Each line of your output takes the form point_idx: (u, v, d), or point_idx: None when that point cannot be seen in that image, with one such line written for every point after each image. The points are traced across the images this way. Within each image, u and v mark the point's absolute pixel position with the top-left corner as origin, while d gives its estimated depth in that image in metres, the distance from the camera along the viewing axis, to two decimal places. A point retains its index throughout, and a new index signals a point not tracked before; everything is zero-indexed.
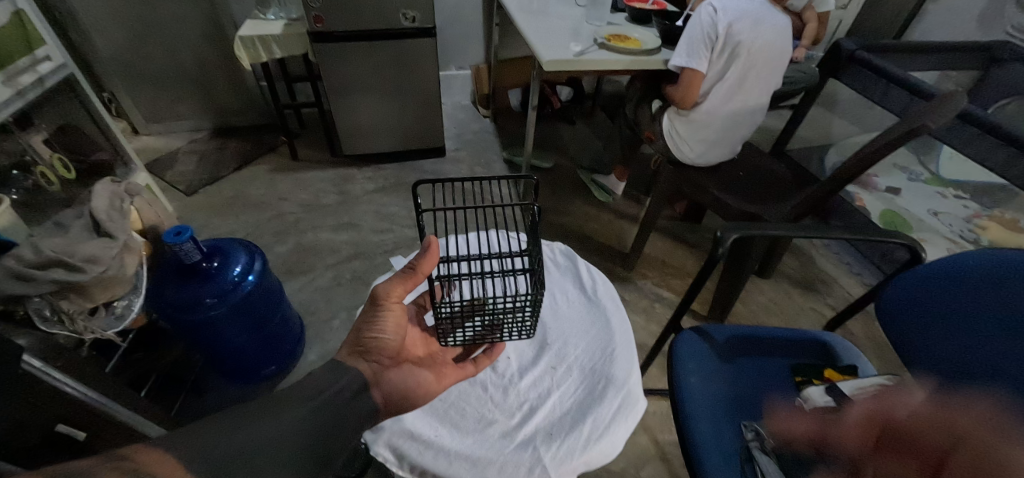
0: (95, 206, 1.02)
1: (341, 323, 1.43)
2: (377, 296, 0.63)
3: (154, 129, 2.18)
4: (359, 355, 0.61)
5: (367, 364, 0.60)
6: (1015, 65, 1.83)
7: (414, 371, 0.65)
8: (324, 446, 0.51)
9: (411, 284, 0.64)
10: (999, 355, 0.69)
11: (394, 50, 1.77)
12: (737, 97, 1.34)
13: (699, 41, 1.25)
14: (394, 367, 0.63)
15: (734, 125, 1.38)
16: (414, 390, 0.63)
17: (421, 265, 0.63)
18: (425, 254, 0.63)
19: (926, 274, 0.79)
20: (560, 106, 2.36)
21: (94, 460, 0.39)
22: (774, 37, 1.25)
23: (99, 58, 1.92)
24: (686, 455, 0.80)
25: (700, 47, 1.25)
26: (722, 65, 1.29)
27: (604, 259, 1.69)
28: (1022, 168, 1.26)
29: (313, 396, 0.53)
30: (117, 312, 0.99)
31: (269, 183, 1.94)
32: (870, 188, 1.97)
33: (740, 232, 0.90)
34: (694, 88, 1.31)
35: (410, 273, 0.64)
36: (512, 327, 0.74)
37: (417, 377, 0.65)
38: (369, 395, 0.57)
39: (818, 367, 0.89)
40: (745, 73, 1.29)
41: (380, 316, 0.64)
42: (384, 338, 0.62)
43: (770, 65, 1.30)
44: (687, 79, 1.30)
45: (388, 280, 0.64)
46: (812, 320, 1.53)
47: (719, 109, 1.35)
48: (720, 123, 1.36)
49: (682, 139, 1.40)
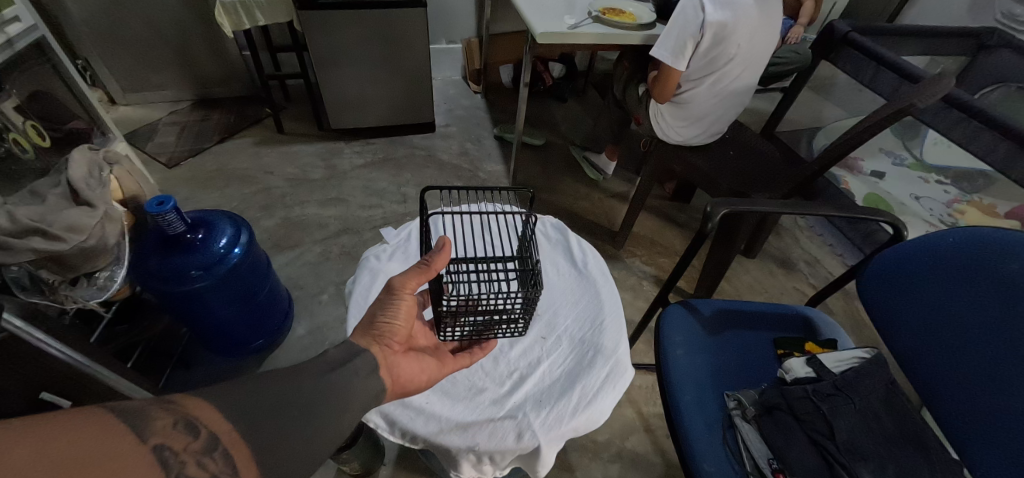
0: (73, 173, 0.99)
1: (330, 298, 1.42)
2: (393, 287, 0.62)
3: (132, 99, 2.11)
4: (370, 339, 0.61)
5: (378, 348, 0.60)
6: (1003, 52, 1.87)
7: (419, 358, 0.65)
8: (339, 418, 0.50)
9: (425, 279, 0.63)
10: (978, 327, 0.71)
11: (384, 21, 1.72)
12: (725, 84, 1.33)
13: (683, 40, 1.20)
14: (403, 353, 0.63)
15: (720, 112, 1.39)
16: (420, 377, 0.63)
17: (437, 261, 0.63)
18: (440, 251, 0.64)
19: (908, 251, 0.81)
20: (552, 83, 2.33)
21: (145, 401, 0.40)
22: (760, 20, 1.20)
23: (71, 22, 1.83)
24: (671, 422, 0.83)
25: (684, 46, 1.21)
26: (709, 55, 1.25)
27: (593, 237, 1.70)
28: (1003, 151, 1.29)
29: (326, 370, 0.53)
30: (99, 283, 0.98)
31: (253, 156, 1.90)
32: (855, 171, 1.99)
33: (730, 207, 0.91)
34: (670, 87, 1.30)
35: (424, 268, 0.63)
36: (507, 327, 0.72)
37: (422, 365, 0.64)
38: (378, 376, 0.57)
39: (800, 340, 0.92)
40: (732, 63, 1.27)
41: (393, 306, 0.63)
42: (395, 325, 0.62)
43: (757, 50, 1.27)
44: (665, 76, 1.29)
45: (404, 273, 0.63)
46: (794, 298, 1.57)
47: (705, 99, 1.35)
48: (704, 110, 1.37)
49: (667, 128, 1.42)
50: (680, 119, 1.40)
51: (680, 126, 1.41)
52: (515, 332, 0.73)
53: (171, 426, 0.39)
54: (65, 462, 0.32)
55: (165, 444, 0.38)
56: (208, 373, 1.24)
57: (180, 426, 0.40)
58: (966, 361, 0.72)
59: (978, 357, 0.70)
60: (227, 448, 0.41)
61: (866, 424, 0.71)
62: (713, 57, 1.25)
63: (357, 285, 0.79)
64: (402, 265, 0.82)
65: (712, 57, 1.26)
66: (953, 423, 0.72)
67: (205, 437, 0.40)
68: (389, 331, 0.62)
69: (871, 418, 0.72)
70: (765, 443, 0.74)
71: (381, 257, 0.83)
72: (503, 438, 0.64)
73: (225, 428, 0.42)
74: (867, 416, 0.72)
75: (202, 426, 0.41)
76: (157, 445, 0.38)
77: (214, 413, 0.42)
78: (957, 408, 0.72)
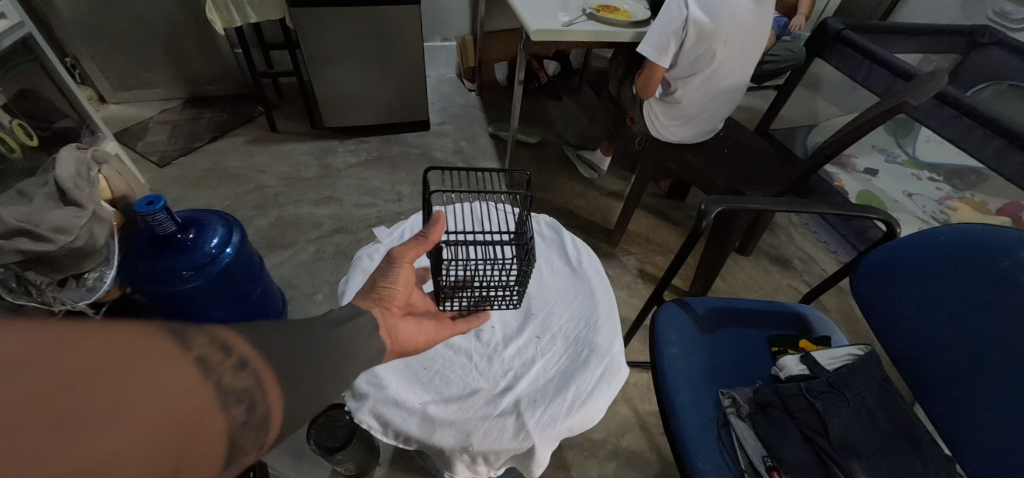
0: (61, 173, 0.97)
1: (324, 298, 1.41)
2: (392, 256, 0.65)
3: (122, 97, 2.08)
4: (370, 301, 0.59)
5: (377, 309, 0.58)
6: (994, 51, 1.88)
7: (417, 323, 0.64)
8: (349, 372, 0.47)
9: (423, 248, 0.66)
10: (969, 323, 0.71)
11: (377, 19, 1.71)
12: (713, 82, 1.32)
13: (667, 36, 1.21)
14: (402, 317, 0.61)
15: (708, 111, 1.38)
16: (419, 339, 0.62)
17: (433, 232, 0.67)
18: (436, 223, 0.67)
19: (898, 249, 0.81)
20: (547, 81, 2.33)
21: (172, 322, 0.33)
22: (746, 17, 1.20)
23: (59, 20, 1.81)
24: (666, 421, 0.83)
25: (668, 42, 1.21)
26: (698, 53, 1.25)
27: (588, 235, 1.70)
28: (994, 148, 1.30)
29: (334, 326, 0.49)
30: (89, 283, 0.97)
31: (246, 154, 1.88)
32: (849, 169, 2.00)
33: (723, 205, 0.91)
34: (654, 81, 1.30)
35: (423, 238, 0.66)
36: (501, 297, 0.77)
37: (420, 329, 0.64)
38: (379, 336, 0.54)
39: (794, 338, 0.92)
40: (719, 61, 1.27)
41: (391, 272, 0.64)
42: (393, 292, 0.61)
43: (744, 48, 1.27)
44: (649, 72, 1.29)
45: (403, 244, 0.66)
46: (788, 295, 1.57)
47: (692, 97, 1.34)
48: (695, 108, 1.36)
49: (657, 127, 1.40)
50: (668, 118, 1.39)
51: (669, 125, 1.40)
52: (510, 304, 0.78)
53: (206, 343, 0.34)
54: (96, 377, 0.27)
55: (206, 358, 0.33)
56: None
57: (218, 344, 0.34)
58: (958, 359, 0.72)
59: (971, 354, 0.71)
60: (256, 371, 0.36)
61: (860, 421, 0.71)
62: (699, 54, 1.25)
63: (350, 285, 0.78)
64: None
65: (699, 55, 1.25)
66: (945, 419, 0.73)
67: (238, 357, 0.36)
68: (388, 297, 0.61)
69: (865, 415, 0.72)
70: (760, 441, 0.74)
71: (374, 256, 0.82)
72: (496, 438, 0.64)
73: (254, 356, 0.37)
74: (861, 414, 0.72)
75: (235, 350, 0.35)
76: (198, 360, 0.33)
77: (243, 341, 0.37)
78: (950, 404, 0.73)
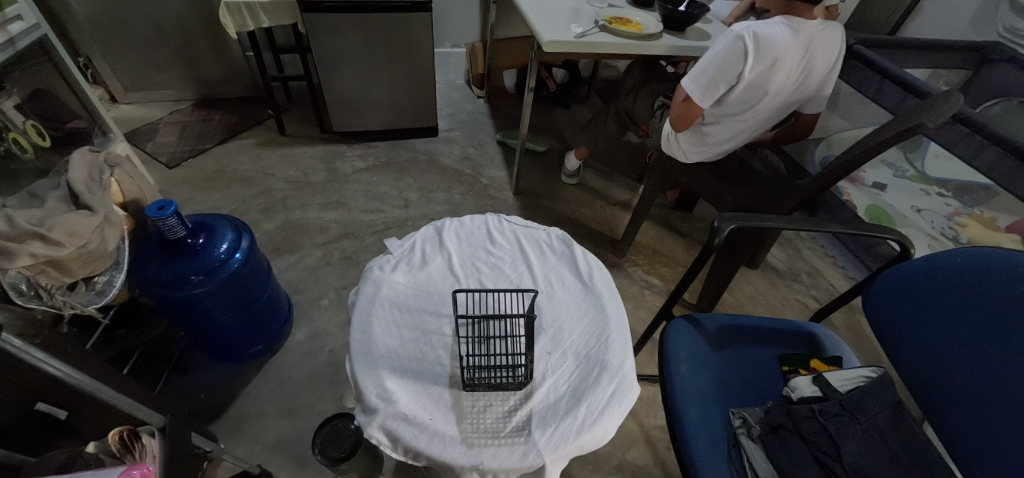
0: (73, 177, 0.98)
1: (330, 303, 1.41)
2: None
3: (133, 98, 2.10)
4: None
5: None
6: (1004, 67, 1.88)
7: None
8: None
9: None
10: (984, 348, 0.70)
11: (389, 25, 1.71)
12: (748, 124, 1.30)
13: (718, 78, 1.16)
14: None
15: (731, 145, 1.38)
16: None
17: None
18: None
19: (915, 270, 0.80)
20: (554, 89, 2.32)
21: None
22: (797, 68, 1.17)
23: (73, 21, 1.81)
24: (675, 440, 0.82)
25: (717, 84, 1.17)
26: (741, 95, 1.21)
27: (595, 244, 1.70)
28: (1008, 168, 1.29)
29: None
30: (97, 287, 0.98)
31: (255, 157, 1.89)
32: (857, 183, 1.98)
33: (737, 223, 0.89)
34: (690, 117, 1.26)
35: None
36: (505, 371, 0.72)
37: None
38: None
39: (805, 357, 0.91)
40: (760, 106, 1.24)
41: None
42: None
43: (786, 95, 1.24)
44: (688, 107, 1.24)
45: None
46: (796, 310, 1.56)
47: (724, 134, 1.32)
48: (720, 143, 1.35)
49: (676, 149, 1.39)
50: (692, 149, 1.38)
51: (692, 154, 1.39)
52: (516, 379, 0.71)
53: None
54: None
55: None
56: (205, 379, 1.22)
57: None
58: (973, 382, 0.71)
59: (985, 380, 0.69)
60: None
61: (871, 445, 0.71)
62: (745, 98, 1.21)
63: (361, 296, 0.78)
64: (406, 276, 0.81)
65: (744, 99, 1.22)
66: (956, 442, 0.72)
67: None
68: None
69: (878, 441, 0.71)
70: (771, 464, 0.73)
71: (385, 268, 0.82)
72: (508, 456, 0.63)
73: None
74: (874, 440, 0.71)
75: None
76: None
77: None
78: (963, 429, 0.71)
